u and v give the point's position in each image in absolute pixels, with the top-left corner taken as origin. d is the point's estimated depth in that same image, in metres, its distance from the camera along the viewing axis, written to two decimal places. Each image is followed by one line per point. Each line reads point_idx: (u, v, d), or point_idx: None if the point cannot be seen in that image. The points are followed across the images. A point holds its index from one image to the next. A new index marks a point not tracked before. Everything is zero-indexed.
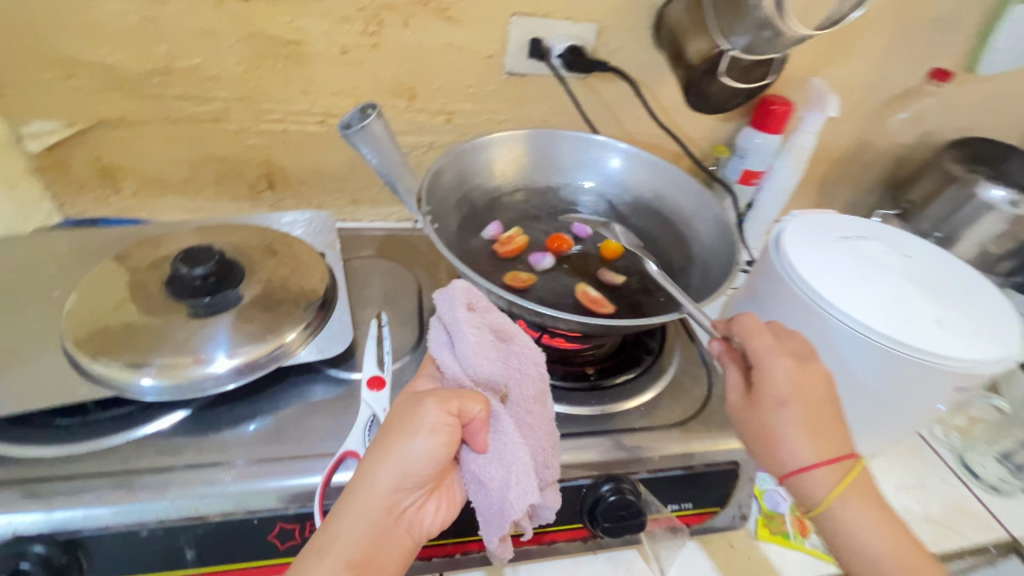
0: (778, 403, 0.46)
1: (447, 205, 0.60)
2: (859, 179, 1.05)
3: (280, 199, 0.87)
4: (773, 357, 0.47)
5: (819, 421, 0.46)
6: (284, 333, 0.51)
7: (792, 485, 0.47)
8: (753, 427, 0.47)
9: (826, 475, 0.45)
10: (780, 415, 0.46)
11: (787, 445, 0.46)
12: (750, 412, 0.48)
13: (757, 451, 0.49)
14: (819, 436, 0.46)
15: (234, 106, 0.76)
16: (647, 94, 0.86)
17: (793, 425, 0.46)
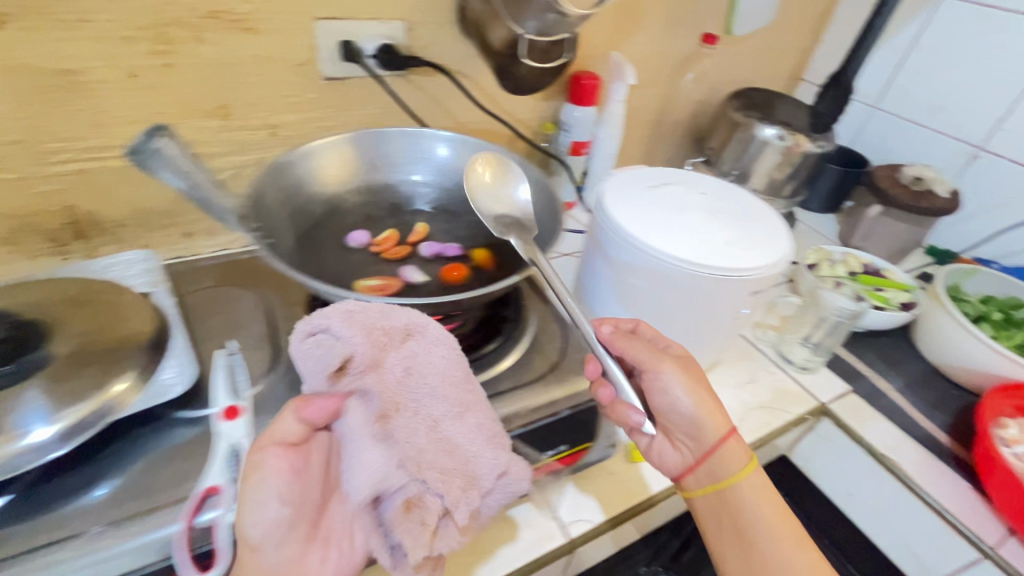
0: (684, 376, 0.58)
1: (279, 218, 0.59)
2: (669, 136, 1.20)
3: (97, 246, 0.79)
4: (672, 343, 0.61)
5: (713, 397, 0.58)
6: (113, 383, 0.47)
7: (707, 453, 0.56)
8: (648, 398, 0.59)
9: (728, 438, 0.56)
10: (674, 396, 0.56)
11: (696, 415, 0.56)
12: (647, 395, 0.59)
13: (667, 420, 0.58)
14: (719, 411, 0.57)
15: (9, 152, 0.67)
16: (470, 83, 0.91)
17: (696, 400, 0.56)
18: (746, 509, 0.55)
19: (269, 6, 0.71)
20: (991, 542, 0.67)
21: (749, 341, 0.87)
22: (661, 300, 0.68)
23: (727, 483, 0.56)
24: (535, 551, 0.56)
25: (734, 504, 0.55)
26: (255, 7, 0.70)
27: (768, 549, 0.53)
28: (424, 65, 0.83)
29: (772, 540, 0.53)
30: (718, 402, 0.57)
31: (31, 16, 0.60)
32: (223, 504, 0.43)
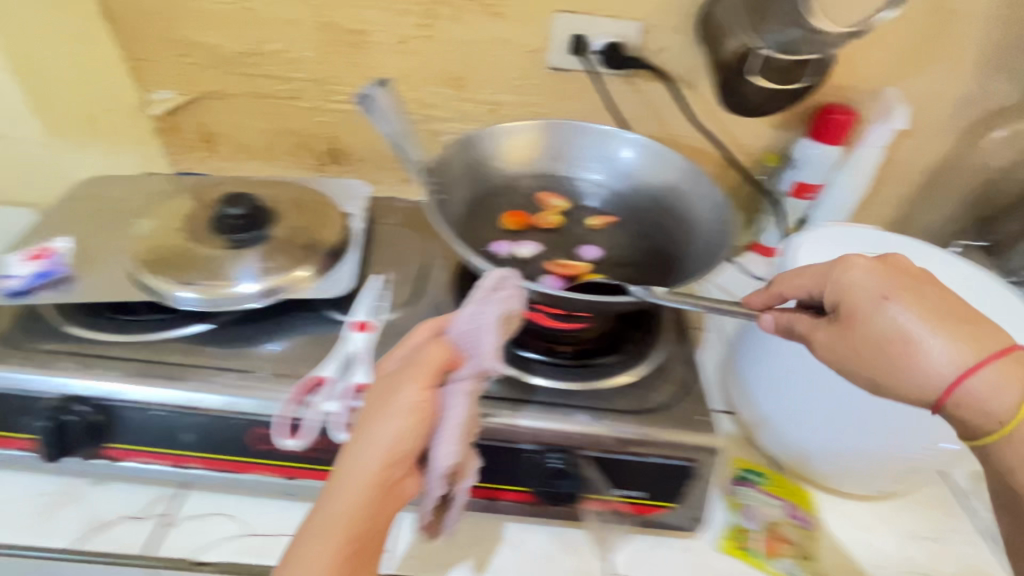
0: (876, 303, 0.45)
1: (459, 181, 0.65)
2: (941, 205, 0.93)
3: (342, 171, 0.99)
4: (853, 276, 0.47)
5: (935, 312, 0.43)
6: (296, 268, 0.59)
7: (951, 397, 0.42)
8: (864, 341, 0.45)
9: (978, 366, 0.41)
10: (881, 311, 0.44)
11: (919, 339, 0.43)
12: (851, 335, 0.46)
13: (885, 380, 0.45)
14: (945, 324, 0.43)
15: (309, 87, 0.88)
16: (692, 96, 0.85)
17: (907, 313, 0.44)
18: (890, 352, 0.44)
19: None
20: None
21: (953, 491, 0.65)
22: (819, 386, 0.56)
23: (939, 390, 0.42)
24: None
25: (901, 370, 0.43)
26: None
27: (892, 312, 0.44)
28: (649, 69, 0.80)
29: (895, 314, 0.44)
30: (950, 318, 0.43)
31: None
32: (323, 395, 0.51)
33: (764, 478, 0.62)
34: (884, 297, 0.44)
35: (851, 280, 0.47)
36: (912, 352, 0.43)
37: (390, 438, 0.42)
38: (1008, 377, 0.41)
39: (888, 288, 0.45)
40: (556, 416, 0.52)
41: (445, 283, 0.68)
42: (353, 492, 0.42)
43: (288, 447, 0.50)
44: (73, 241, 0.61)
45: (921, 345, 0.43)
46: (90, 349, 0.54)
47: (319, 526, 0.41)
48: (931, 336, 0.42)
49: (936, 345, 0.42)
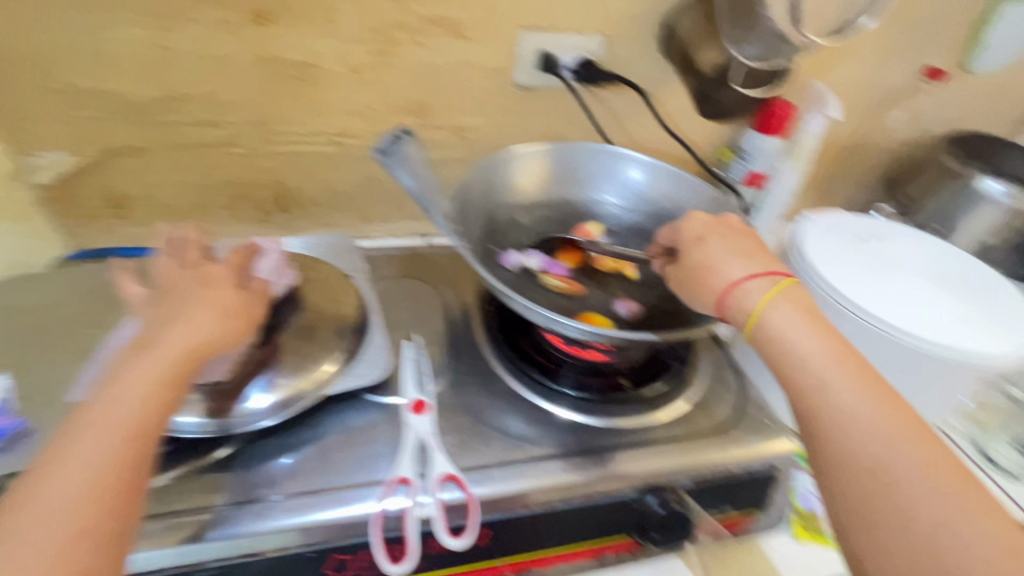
0: (697, 240, 0.54)
1: (477, 220, 0.62)
2: (860, 178, 1.06)
3: (292, 220, 0.87)
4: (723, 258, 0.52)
5: (744, 245, 0.52)
6: (320, 364, 0.51)
7: (731, 296, 0.49)
8: (690, 270, 0.53)
9: (753, 278, 0.49)
10: (701, 247, 0.53)
11: (715, 264, 0.51)
12: (683, 263, 0.54)
13: (696, 301, 0.52)
14: (746, 256, 0.51)
15: (246, 130, 0.76)
16: (654, 103, 0.87)
17: (716, 248, 0.52)
18: (700, 280, 0.52)
19: (484, 14, 0.73)
20: (733, 281, 0.49)
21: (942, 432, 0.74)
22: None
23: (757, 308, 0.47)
24: None
25: (708, 275, 0.51)
26: (471, 15, 0.73)
27: (712, 245, 0.53)
28: (617, 81, 0.81)
29: (717, 244, 0.53)
30: (747, 254, 0.51)
31: (288, 15, 0.68)
32: (410, 497, 0.45)
33: None
34: (701, 239, 0.54)
35: (684, 225, 0.57)
36: (713, 276, 0.51)
37: (126, 400, 0.39)
38: (766, 288, 0.48)
39: (705, 231, 0.55)
40: (646, 454, 0.53)
41: (475, 334, 0.63)
42: (107, 433, 0.38)
43: (397, 570, 0.42)
44: (11, 376, 0.47)
45: (706, 257, 0.52)
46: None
47: (54, 466, 0.36)
48: (734, 261, 0.51)
49: (734, 267, 0.50)
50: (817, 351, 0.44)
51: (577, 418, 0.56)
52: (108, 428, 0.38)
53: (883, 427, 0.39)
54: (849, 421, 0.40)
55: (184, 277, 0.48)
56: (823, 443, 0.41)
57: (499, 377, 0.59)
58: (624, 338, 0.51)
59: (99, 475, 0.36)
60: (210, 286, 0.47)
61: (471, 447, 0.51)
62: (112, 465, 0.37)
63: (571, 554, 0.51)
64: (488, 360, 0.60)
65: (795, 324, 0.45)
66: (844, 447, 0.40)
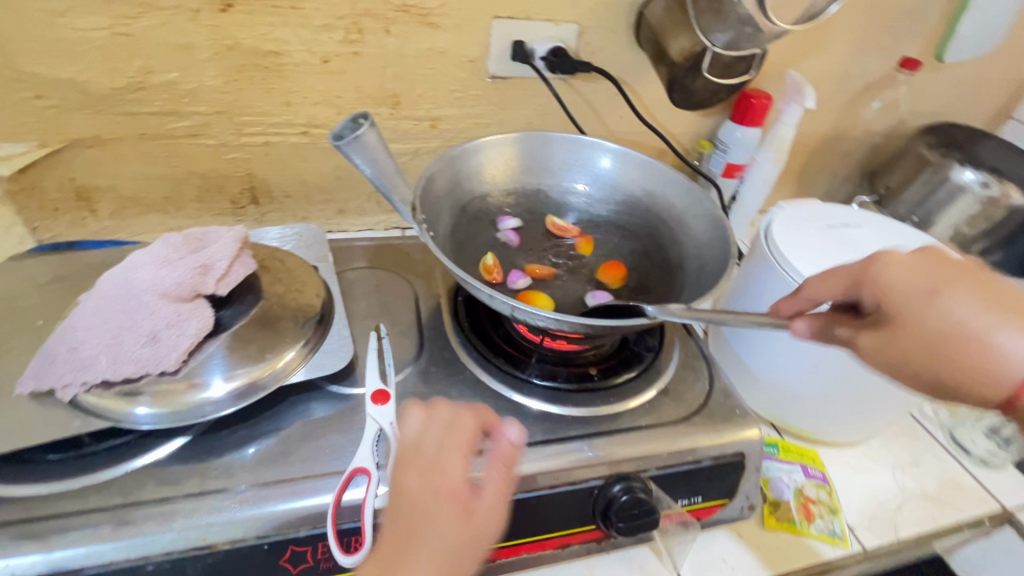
0: (933, 297, 0.41)
1: (444, 209, 0.61)
2: (838, 169, 1.06)
3: (265, 212, 0.86)
4: (957, 310, 0.40)
5: (1004, 306, 0.39)
6: (281, 354, 0.49)
7: (1015, 385, 0.37)
8: (927, 342, 0.41)
9: None
10: (943, 310, 0.41)
11: (985, 334, 0.39)
12: (903, 334, 0.42)
13: (946, 382, 0.41)
14: (1015, 318, 0.39)
15: (214, 120, 0.75)
16: (630, 93, 0.87)
17: (973, 308, 0.40)
18: (956, 355, 0.40)
19: (454, 2, 0.72)
20: (1018, 362, 0.37)
21: (915, 419, 0.75)
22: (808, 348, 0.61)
23: None
24: None
25: (964, 346, 0.39)
26: (441, 3, 0.72)
27: (948, 305, 0.40)
28: (591, 71, 0.80)
29: (955, 306, 0.40)
30: (1006, 314, 0.39)
31: (253, 1, 0.67)
32: (367, 487, 0.44)
33: (777, 448, 0.66)
34: (935, 293, 0.41)
35: (888, 276, 0.44)
36: (969, 350, 0.39)
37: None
38: None
39: (941, 280, 0.42)
40: (612, 444, 0.52)
41: (444, 324, 0.62)
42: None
43: (350, 561, 0.41)
44: None
45: (949, 322, 0.40)
46: (27, 510, 0.41)
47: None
48: (1005, 327, 0.38)
49: (1010, 335, 0.38)
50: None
51: (546, 409, 0.55)
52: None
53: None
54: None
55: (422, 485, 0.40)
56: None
57: (466, 367, 0.58)
58: (589, 325, 0.50)
59: None
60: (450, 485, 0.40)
61: None
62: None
63: (536, 543, 0.50)
64: (455, 350, 0.60)
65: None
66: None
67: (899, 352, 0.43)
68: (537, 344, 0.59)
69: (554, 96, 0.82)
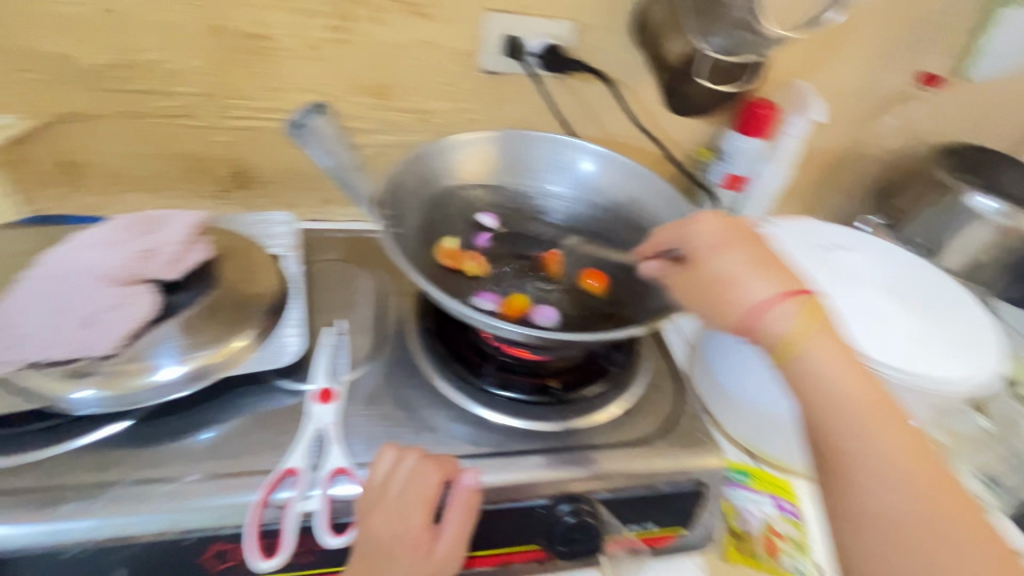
0: (712, 252, 0.47)
1: (414, 205, 0.59)
2: (849, 187, 1.01)
3: (251, 197, 0.85)
4: (751, 280, 0.44)
5: (765, 259, 0.46)
6: (231, 340, 0.48)
7: (754, 317, 0.44)
8: (703, 285, 0.47)
9: (784, 298, 0.43)
10: (721, 260, 0.46)
11: (740, 279, 0.45)
12: (696, 277, 0.48)
13: (712, 319, 0.47)
14: (768, 269, 0.45)
15: (200, 102, 0.74)
16: (629, 95, 0.84)
17: (737, 260, 0.46)
18: (721, 299, 0.45)
19: None
20: (765, 298, 0.44)
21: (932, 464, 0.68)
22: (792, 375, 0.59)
23: (789, 336, 0.42)
24: None
25: (727, 289, 0.45)
26: None
27: (731, 259, 0.46)
28: (587, 71, 0.77)
29: (735, 259, 0.46)
30: (770, 266, 0.45)
31: None
32: (296, 489, 0.42)
33: (750, 477, 0.63)
34: (719, 247, 0.47)
35: (695, 234, 0.49)
36: (732, 294, 0.45)
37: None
38: (796, 314, 0.43)
39: (724, 241, 0.47)
40: (564, 462, 0.50)
41: (407, 324, 0.60)
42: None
43: (268, 566, 0.40)
44: None
45: (722, 270, 0.46)
46: None
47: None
48: (755, 281, 0.44)
49: (757, 285, 0.44)
50: (854, 401, 0.40)
51: (502, 421, 0.53)
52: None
53: (912, 510, 0.37)
54: (877, 496, 0.38)
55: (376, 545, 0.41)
56: (844, 499, 0.39)
57: (423, 370, 0.56)
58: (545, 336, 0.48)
59: None
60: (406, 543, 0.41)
61: (378, 441, 0.49)
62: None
63: (474, 560, 0.48)
64: (414, 352, 0.58)
65: (827, 355, 0.42)
66: (868, 505, 0.38)
67: (696, 294, 0.48)
68: (498, 352, 0.57)
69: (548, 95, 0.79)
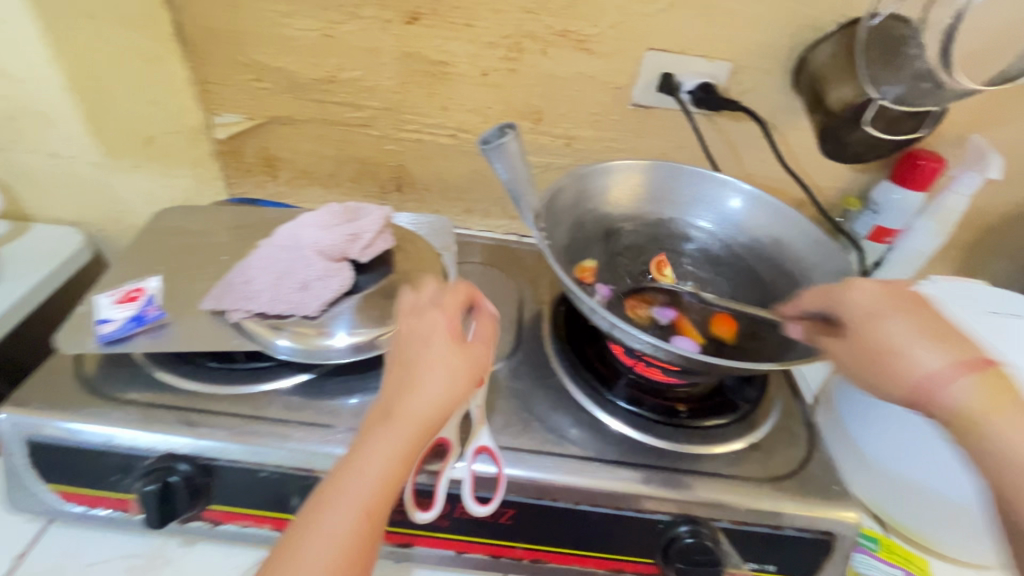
0: (880, 319, 0.43)
1: (565, 222, 0.64)
2: (1018, 253, 0.91)
3: (404, 200, 0.96)
4: (918, 346, 0.40)
5: (934, 326, 0.41)
6: (399, 324, 0.55)
7: (930, 394, 0.40)
8: (869, 354, 0.43)
9: (963, 372, 0.38)
10: (891, 328, 0.42)
11: (906, 349, 0.41)
12: (861, 345, 0.44)
13: (878, 388, 0.43)
14: (942, 339, 0.40)
15: (381, 115, 0.86)
16: (776, 136, 0.83)
17: (904, 326, 0.42)
18: (887, 375, 0.42)
19: (611, 31, 0.76)
20: (937, 372, 0.39)
21: None
22: (947, 443, 0.55)
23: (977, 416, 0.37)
24: None
25: (899, 359, 0.41)
26: (599, 31, 0.76)
27: (893, 327, 0.42)
28: (737, 110, 0.79)
29: (897, 327, 0.42)
30: (943, 335, 0.41)
31: (434, 17, 0.76)
32: (447, 457, 0.48)
33: (878, 544, 0.59)
34: (877, 315, 0.43)
35: (847, 300, 0.45)
36: (897, 366, 0.41)
37: (387, 459, 0.39)
38: (982, 388, 0.38)
39: (881, 306, 0.43)
40: (687, 483, 0.51)
41: (541, 330, 0.65)
42: (358, 535, 0.37)
43: (426, 518, 0.46)
44: (163, 279, 0.58)
45: (893, 342, 0.42)
46: (187, 400, 0.51)
47: (312, 542, 0.36)
48: (927, 350, 0.40)
49: (930, 355, 0.40)
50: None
51: (628, 434, 0.55)
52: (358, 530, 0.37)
53: None
54: None
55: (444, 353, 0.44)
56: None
57: (554, 374, 0.60)
58: (688, 356, 0.49)
59: None
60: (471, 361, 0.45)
61: (513, 429, 0.54)
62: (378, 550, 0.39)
63: (589, 560, 0.50)
64: (547, 355, 0.62)
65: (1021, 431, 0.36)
66: None
67: (872, 371, 0.43)
68: (628, 368, 0.59)
69: (693, 130, 0.81)
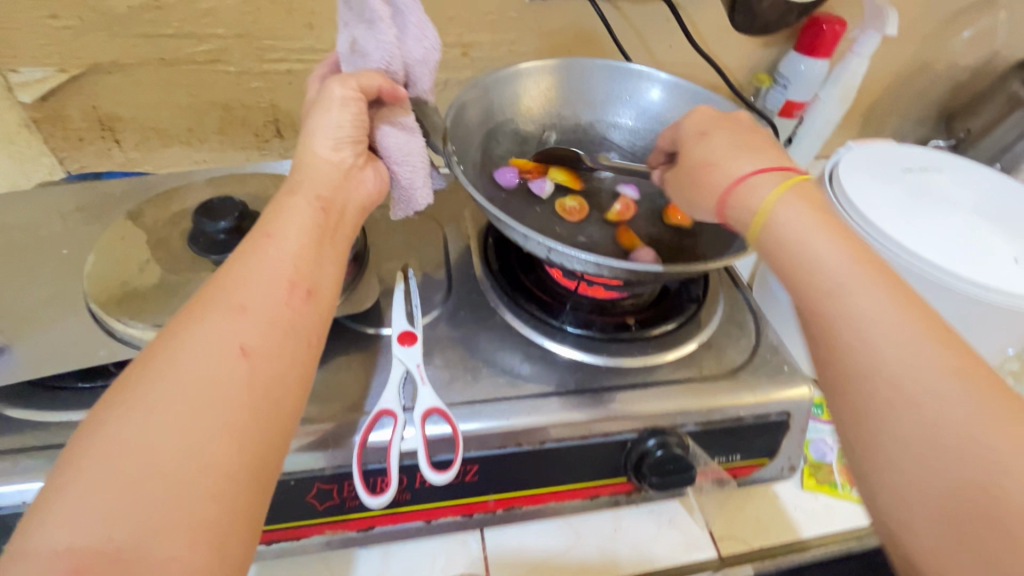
0: (699, 138, 0.48)
1: (475, 140, 0.57)
2: (912, 109, 0.94)
3: (289, 147, 0.82)
4: (736, 155, 0.43)
5: (757, 143, 0.45)
6: None
7: (732, 189, 0.42)
8: (689, 170, 0.46)
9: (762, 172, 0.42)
10: (708, 142, 0.46)
11: (722, 158, 0.44)
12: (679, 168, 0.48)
13: (696, 203, 0.45)
14: (755, 149, 0.44)
15: (233, 44, 0.71)
16: (682, 16, 0.78)
17: (722, 141, 0.46)
18: (695, 181, 0.45)
19: None
20: (738, 168, 0.43)
21: None
22: None
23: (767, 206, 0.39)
24: (681, 557, 0.51)
25: (711, 163, 0.44)
26: None
27: (721, 141, 0.46)
28: None
29: (725, 140, 0.46)
30: (766, 146, 0.45)
31: None
32: (394, 430, 0.43)
33: (821, 409, 0.63)
34: (704, 133, 0.48)
35: (685, 125, 0.51)
36: (712, 173, 0.44)
37: (290, 257, 0.37)
38: (774, 183, 0.40)
39: (710, 126, 0.48)
40: (648, 395, 0.49)
41: (473, 267, 0.60)
42: (267, 325, 0.33)
43: (376, 503, 0.41)
44: None
45: (714, 151, 0.45)
46: (59, 435, 0.41)
47: (203, 317, 0.32)
48: (733, 158, 0.43)
49: (738, 161, 0.43)
50: (834, 254, 0.36)
51: (584, 359, 0.52)
52: (269, 319, 0.34)
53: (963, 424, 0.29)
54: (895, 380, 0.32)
55: (328, 173, 0.43)
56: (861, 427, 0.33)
57: (495, 312, 0.56)
58: (632, 268, 0.45)
59: (220, 414, 0.29)
60: (341, 186, 0.43)
61: (462, 382, 0.49)
62: (289, 358, 0.34)
63: (563, 493, 0.49)
64: (484, 293, 0.57)
65: (805, 220, 0.38)
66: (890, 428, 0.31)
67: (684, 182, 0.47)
68: (571, 290, 0.56)
69: (599, 18, 0.74)
